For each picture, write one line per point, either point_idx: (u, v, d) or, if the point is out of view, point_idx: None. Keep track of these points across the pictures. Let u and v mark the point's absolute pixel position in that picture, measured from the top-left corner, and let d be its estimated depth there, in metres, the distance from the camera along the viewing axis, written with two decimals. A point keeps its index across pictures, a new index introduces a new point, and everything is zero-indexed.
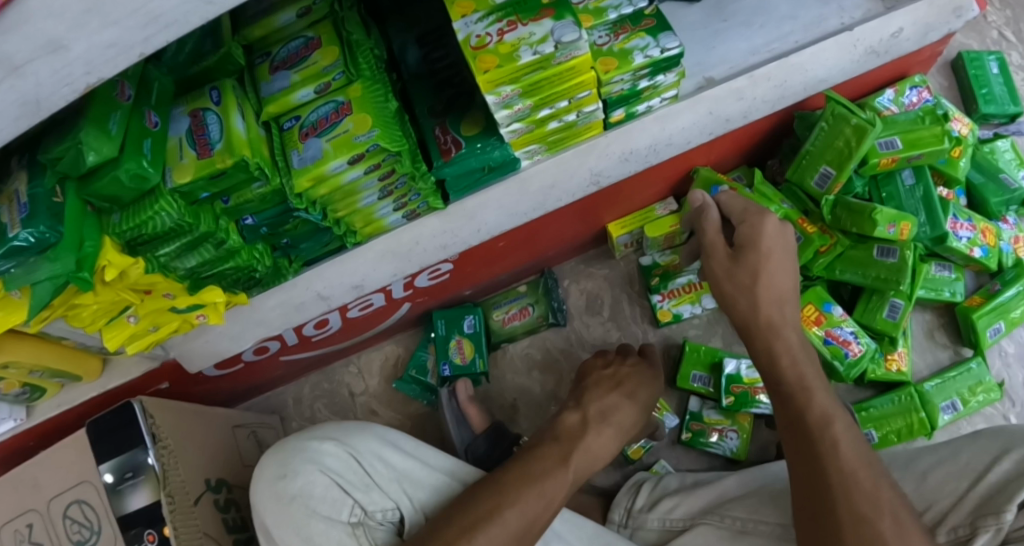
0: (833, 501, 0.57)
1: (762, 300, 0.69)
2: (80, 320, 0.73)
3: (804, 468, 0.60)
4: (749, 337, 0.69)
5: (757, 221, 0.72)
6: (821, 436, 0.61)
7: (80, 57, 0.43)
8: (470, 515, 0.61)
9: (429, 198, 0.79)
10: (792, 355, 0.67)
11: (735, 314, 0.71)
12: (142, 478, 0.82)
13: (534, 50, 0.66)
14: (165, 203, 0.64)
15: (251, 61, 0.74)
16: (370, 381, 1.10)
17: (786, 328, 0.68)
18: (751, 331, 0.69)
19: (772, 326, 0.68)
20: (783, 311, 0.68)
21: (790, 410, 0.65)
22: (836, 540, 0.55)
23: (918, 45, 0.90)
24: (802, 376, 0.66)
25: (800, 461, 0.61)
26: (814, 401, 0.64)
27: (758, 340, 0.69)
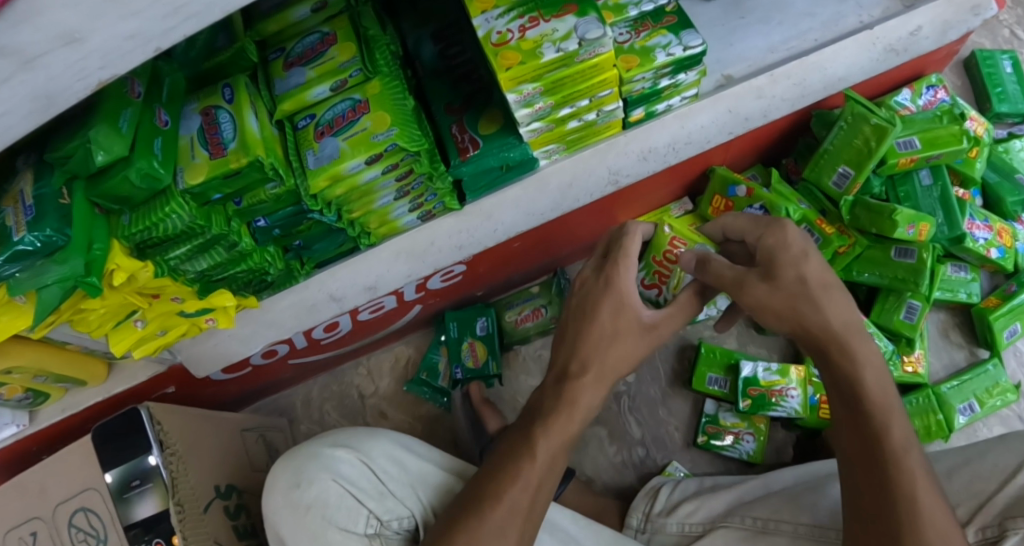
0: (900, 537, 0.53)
1: (831, 307, 0.60)
2: (86, 324, 0.71)
3: (874, 500, 0.56)
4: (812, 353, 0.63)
5: (779, 232, 0.62)
6: (895, 467, 0.56)
7: (96, 50, 0.41)
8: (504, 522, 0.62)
9: (445, 198, 0.77)
10: (870, 369, 0.60)
11: (810, 326, 0.61)
12: (150, 486, 0.80)
13: (558, 48, 0.65)
14: (176, 205, 0.62)
15: (265, 56, 0.72)
16: (380, 383, 1.08)
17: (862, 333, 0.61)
18: (808, 343, 0.63)
19: (849, 331, 0.61)
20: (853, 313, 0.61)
21: (859, 435, 0.59)
22: None
23: (936, 45, 0.88)
24: (870, 400, 0.59)
25: (868, 489, 0.57)
26: (891, 424, 0.58)
27: (834, 348, 0.61)
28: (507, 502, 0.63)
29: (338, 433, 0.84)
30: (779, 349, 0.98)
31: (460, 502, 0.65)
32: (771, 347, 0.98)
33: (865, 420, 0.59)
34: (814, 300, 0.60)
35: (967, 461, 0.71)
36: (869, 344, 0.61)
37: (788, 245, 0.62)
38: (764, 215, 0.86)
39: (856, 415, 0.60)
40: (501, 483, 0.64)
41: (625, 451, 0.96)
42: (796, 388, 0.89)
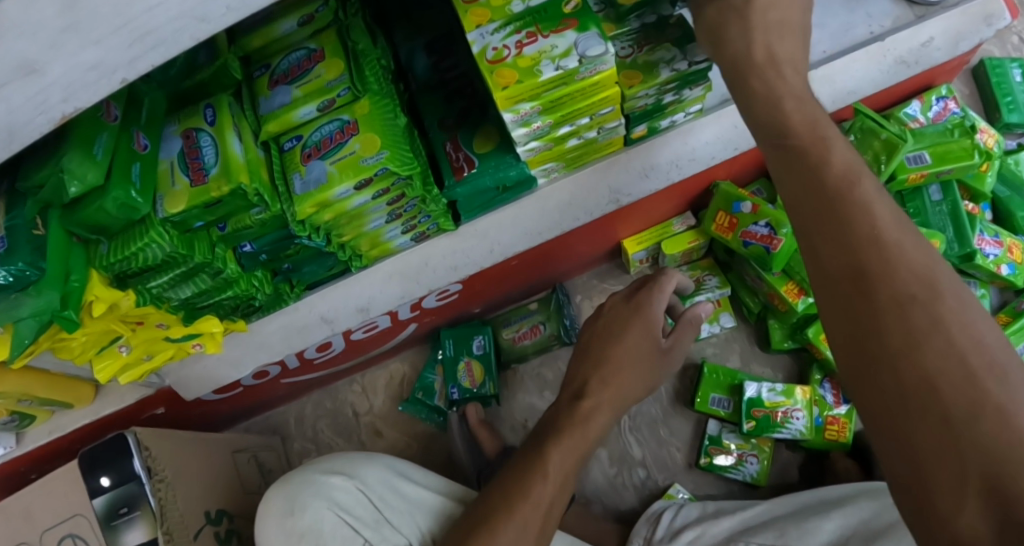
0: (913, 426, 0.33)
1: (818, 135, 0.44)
2: (69, 351, 0.68)
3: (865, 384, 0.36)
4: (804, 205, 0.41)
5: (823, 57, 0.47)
6: (922, 336, 0.35)
7: (57, 81, 0.38)
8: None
9: (439, 219, 0.74)
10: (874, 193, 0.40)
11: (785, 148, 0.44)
12: (138, 513, 0.78)
13: (556, 65, 0.62)
14: (156, 234, 0.59)
15: (249, 73, 0.69)
16: (375, 401, 1.05)
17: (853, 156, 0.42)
18: (816, 227, 0.40)
19: (832, 153, 0.43)
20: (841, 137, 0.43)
21: (875, 317, 0.36)
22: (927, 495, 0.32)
23: (949, 55, 0.85)
24: (892, 252, 0.38)
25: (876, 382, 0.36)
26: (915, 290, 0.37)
27: (808, 170, 0.42)
28: (508, 541, 0.61)
29: (321, 464, 0.79)
30: (783, 368, 0.95)
31: (462, 533, 0.63)
32: (775, 366, 0.95)
33: (896, 322, 0.36)
34: (792, 122, 0.45)
35: None
36: (860, 159, 0.42)
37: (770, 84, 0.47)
38: (770, 233, 0.83)
39: (873, 312, 0.37)
40: (499, 514, 0.63)
41: (626, 472, 0.93)
42: (801, 409, 0.87)
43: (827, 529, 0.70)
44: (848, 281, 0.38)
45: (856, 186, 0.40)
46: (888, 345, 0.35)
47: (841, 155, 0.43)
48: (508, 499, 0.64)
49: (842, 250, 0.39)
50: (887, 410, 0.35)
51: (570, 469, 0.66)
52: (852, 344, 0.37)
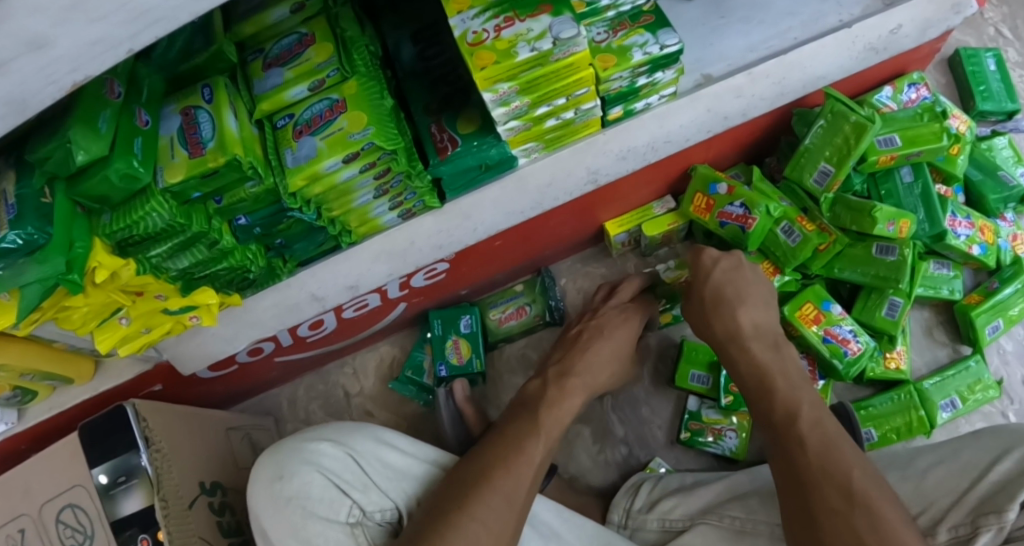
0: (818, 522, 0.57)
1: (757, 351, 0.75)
2: (70, 322, 0.72)
3: (796, 507, 0.60)
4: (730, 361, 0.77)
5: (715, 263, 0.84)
6: (817, 469, 0.60)
7: (65, 55, 0.43)
8: (501, 519, 0.63)
9: (425, 197, 0.77)
10: (818, 424, 0.64)
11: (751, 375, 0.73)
12: (136, 482, 0.81)
13: (532, 47, 0.65)
14: (156, 204, 0.63)
15: (244, 58, 0.73)
16: (366, 383, 1.08)
17: (780, 384, 0.70)
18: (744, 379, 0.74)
19: (770, 385, 0.71)
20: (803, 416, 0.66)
21: (785, 447, 0.64)
22: None
23: (918, 41, 0.89)
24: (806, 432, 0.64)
25: (797, 504, 0.60)
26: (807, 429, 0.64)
27: (764, 400, 0.70)
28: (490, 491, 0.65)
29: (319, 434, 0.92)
30: None
31: (452, 490, 0.66)
32: None
33: (814, 475, 0.60)
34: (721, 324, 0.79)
35: (941, 459, 0.71)
36: (792, 385, 0.70)
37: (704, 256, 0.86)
38: (744, 213, 0.87)
39: (788, 444, 0.64)
40: (495, 470, 0.67)
41: (608, 449, 0.96)
42: None
43: None
44: (778, 455, 0.65)
45: (792, 412, 0.66)
46: (806, 488, 0.60)
47: (785, 390, 0.70)
48: (502, 461, 0.68)
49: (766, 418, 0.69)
50: (789, 524, 0.60)
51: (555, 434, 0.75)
52: (777, 465, 0.64)
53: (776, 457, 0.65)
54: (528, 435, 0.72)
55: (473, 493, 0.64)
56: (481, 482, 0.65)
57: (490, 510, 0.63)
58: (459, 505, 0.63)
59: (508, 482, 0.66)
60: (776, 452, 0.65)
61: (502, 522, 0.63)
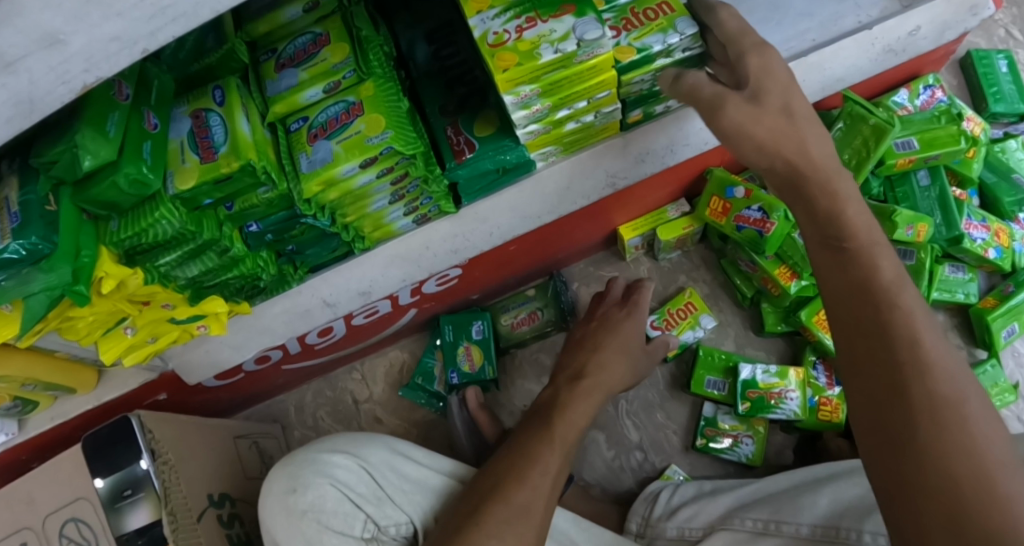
0: (921, 463, 0.44)
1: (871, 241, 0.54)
2: (75, 332, 0.68)
3: (888, 440, 0.47)
4: (846, 310, 0.53)
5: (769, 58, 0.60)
6: (919, 387, 0.47)
7: (79, 53, 0.40)
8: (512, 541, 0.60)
9: (440, 202, 0.75)
10: (930, 336, 0.49)
11: (861, 280, 0.53)
12: (142, 495, 0.77)
13: (555, 48, 0.63)
14: (166, 210, 0.61)
15: (255, 58, 0.71)
16: (375, 388, 1.07)
17: (903, 290, 0.51)
18: (844, 279, 0.54)
19: (890, 290, 0.52)
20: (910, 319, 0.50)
21: (874, 361, 0.50)
22: (924, 506, 0.43)
23: (935, 43, 0.89)
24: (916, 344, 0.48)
25: (888, 435, 0.47)
26: (918, 341, 0.49)
27: (865, 306, 0.52)
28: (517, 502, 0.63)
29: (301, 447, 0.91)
30: (777, 351, 0.97)
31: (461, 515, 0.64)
32: (769, 349, 0.97)
33: (925, 409, 0.46)
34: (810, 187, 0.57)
35: None
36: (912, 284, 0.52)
37: (774, 73, 0.59)
38: (762, 217, 0.86)
39: (875, 351, 0.50)
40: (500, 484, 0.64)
41: (623, 455, 0.95)
42: (795, 390, 0.89)
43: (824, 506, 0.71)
44: (890, 444, 0.47)
45: (898, 298, 0.51)
46: (914, 421, 0.46)
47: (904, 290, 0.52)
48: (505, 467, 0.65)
49: (911, 412, 0.46)
50: (872, 458, 0.48)
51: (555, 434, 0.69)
52: (863, 384, 0.50)
53: (933, 478, 0.43)
54: (535, 442, 0.70)
55: (483, 511, 0.62)
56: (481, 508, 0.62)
57: (488, 524, 0.60)
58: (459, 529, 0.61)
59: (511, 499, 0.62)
60: (910, 456, 0.45)
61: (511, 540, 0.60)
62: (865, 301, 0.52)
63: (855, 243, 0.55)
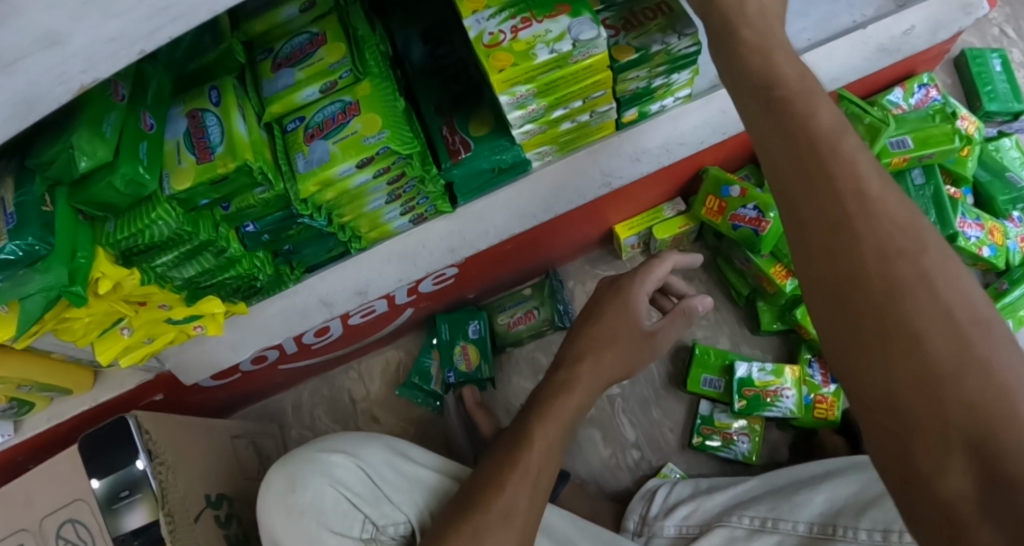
0: (871, 358, 0.34)
1: (790, 88, 0.41)
2: (71, 333, 0.68)
3: (854, 356, 0.35)
4: (802, 199, 0.38)
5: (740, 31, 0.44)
6: (864, 285, 0.35)
7: (77, 53, 0.39)
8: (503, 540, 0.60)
9: (436, 202, 0.76)
10: (869, 199, 0.36)
11: (768, 144, 0.40)
12: (139, 496, 0.77)
13: (551, 49, 0.63)
14: (163, 211, 0.60)
15: (251, 57, 0.71)
16: (371, 387, 1.07)
17: (844, 144, 0.38)
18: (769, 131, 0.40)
19: (828, 150, 0.38)
20: (851, 172, 0.37)
21: (822, 251, 0.37)
22: (902, 422, 0.33)
23: (929, 43, 0.89)
24: (872, 216, 0.36)
25: (859, 354, 0.35)
26: (853, 198, 0.36)
27: (812, 184, 0.37)
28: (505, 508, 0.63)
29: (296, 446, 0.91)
30: (773, 349, 0.98)
31: (451, 513, 0.64)
32: (765, 347, 0.98)
33: (875, 305, 0.34)
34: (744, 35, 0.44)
35: None
36: (856, 138, 0.38)
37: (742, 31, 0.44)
38: (758, 216, 0.86)
39: (830, 230, 0.36)
40: (489, 484, 0.65)
41: (620, 453, 0.95)
42: (791, 388, 0.90)
43: (819, 503, 0.71)
44: (881, 376, 0.33)
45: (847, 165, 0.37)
46: (865, 323, 0.34)
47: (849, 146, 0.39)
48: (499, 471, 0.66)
49: (882, 332, 0.34)
50: (848, 376, 0.36)
51: (558, 437, 0.70)
52: (822, 292, 0.37)
53: (898, 380, 0.33)
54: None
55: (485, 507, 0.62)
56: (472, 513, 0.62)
57: (487, 530, 0.61)
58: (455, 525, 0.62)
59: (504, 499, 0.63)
60: (897, 378, 0.33)
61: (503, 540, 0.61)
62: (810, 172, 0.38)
63: (776, 98, 0.40)
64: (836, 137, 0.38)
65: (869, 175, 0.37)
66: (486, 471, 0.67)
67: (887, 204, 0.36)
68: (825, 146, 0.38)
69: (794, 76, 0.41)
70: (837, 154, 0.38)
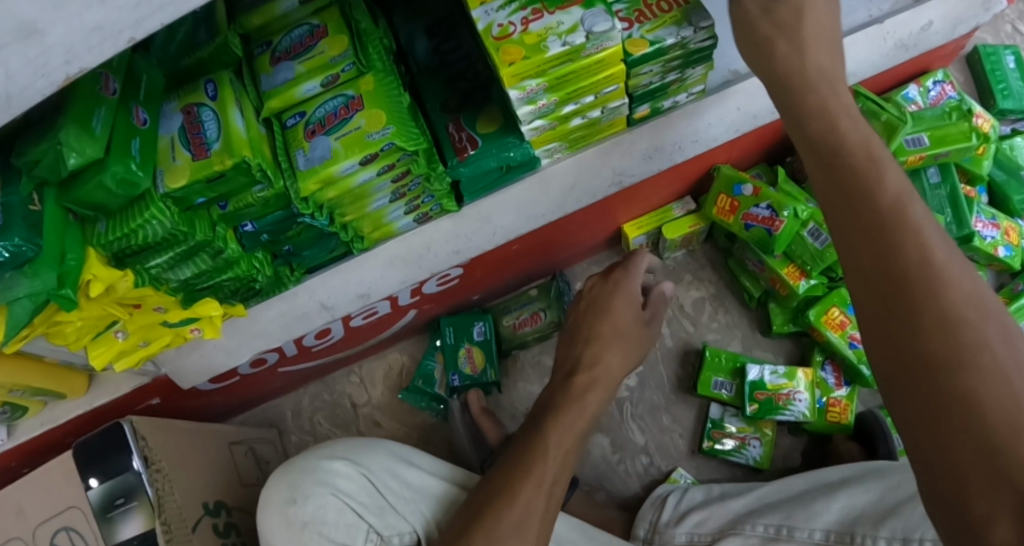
0: (942, 411, 0.36)
1: (861, 158, 0.44)
2: (63, 337, 0.65)
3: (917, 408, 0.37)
4: (872, 262, 0.40)
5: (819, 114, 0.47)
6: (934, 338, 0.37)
7: (58, 44, 0.36)
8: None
9: (442, 200, 0.73)
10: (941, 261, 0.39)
11: (840, 210, 0.43)
12: (135, 504, 0.74)
13: (563, 41, 0.61)
14: (157, 210, 0.58)
15: (250, 51, 0.68)
16: (373, 392, 1.04)
17: (915, 216, 0.40)
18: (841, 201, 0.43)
19: (896, 218, 0.40)
20: (916, 241, 0.39)
21: (889, 307, 0.39)
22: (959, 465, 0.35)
23: (946, 38, 0.87)
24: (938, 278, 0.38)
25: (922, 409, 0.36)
26: (918, 250, 0.39)
27: (882, 249, 0.40)
28: (516, 520, 0.60)
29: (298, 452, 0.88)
30: (785, 352, 0.96)
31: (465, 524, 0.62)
32: (777, 350, 0.96)
33: (947, 356, 0.36)
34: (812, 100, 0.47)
35: None
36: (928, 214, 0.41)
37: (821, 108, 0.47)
38: (771, 215, 0.84)
39: (895, 290, 0.39)
40: (498, 494, 0.62)
41: (628, 459, 0.93)
42: (804, 392, 0.87)
43: (836, 511, 0.69)
44: (938, 430, 0.35)
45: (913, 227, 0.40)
46: (933, 379, 0.36)
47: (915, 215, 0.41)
48: (508, 478, 0.63)
49: (951, 391, 0.36)
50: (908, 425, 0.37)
51: (570, 447, 0.67)
52: (884, 347, 0.39)
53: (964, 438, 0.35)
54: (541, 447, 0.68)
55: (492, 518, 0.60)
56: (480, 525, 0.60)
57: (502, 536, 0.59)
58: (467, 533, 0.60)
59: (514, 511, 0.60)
60: (957, 429, 0.35)
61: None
62: (878, 235, 0.40)
63: (852, 166, 0.43)
64: (903, 209, 0.41)
65: (935, 243, 0.40)
66: (495, 480, 0.65)
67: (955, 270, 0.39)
68: (889, 220, 0.40)
69: (861, 147, 0.44)
70: (900, 214, 0.41)
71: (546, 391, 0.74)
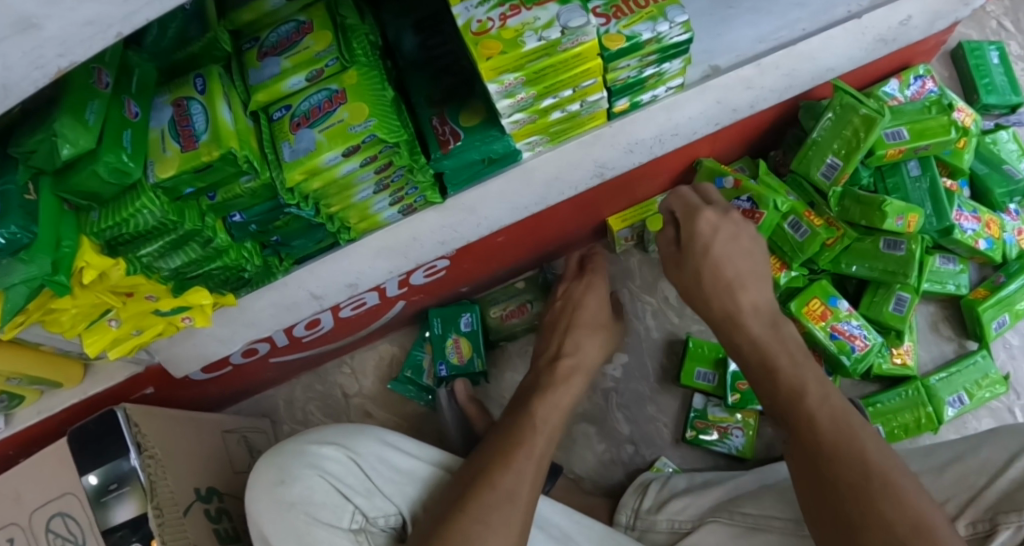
0: (844, 512, 0.53)
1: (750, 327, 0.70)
2: (58, 324, 0.67)
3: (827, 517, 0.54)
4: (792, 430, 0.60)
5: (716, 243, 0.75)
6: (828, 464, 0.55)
7: (53, 37, 0.38)
8: (507, 520, 0.60)
9: (426, 192, 0.75)
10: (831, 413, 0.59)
11: (772, 401, 0.64)
12: (127, 490, 0.77)
13: (540, 36, 0.63)
14: (147, 200, 0.60)
15: (239, 47, 0.70)
16: (365, 382, 1.06)
17: (809, 389, 0.61)
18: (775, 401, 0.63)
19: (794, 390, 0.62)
20: (817, 400, 0.60)
21: (801, 451, 0.58)
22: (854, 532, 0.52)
23: (924, 33, 0.89)
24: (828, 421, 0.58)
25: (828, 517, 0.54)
26: (813, 406, 0.60)
27: (794, 417, 0.60)
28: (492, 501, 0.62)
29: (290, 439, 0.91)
30: None
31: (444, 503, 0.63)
32: None
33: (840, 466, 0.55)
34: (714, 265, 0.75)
35: (960, 453, 0.68)
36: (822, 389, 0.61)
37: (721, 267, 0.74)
38: (752, 207, 0.86)
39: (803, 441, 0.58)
40: (474, 475, 0.64)
41: (613, 448, 0.95)
42: None
43: None
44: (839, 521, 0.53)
45: (811, 400, 0.60)
46: (840, 488, 0.54)
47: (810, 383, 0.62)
48: (484, 462, 0.65)
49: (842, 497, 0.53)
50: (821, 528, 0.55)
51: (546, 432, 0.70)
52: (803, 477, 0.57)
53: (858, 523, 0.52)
54: (521, 431, 0.70)
55: (472, 497, 0.61)
56: (462, 503, 0.61)
57: (492, 510, 0.60)
58: (451, 511, 0.60)
59: (496, 489, 0.62)
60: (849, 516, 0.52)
61: (507, 523, 0.60)
62: (793, 416, 0.60)
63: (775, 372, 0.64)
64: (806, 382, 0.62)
65: (829, 406, 0.59)
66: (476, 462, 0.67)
67: (839, 411, 0.58)
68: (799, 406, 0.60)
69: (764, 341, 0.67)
70: (801, 392, 0.61)
71: (531, 376, 0.81)
